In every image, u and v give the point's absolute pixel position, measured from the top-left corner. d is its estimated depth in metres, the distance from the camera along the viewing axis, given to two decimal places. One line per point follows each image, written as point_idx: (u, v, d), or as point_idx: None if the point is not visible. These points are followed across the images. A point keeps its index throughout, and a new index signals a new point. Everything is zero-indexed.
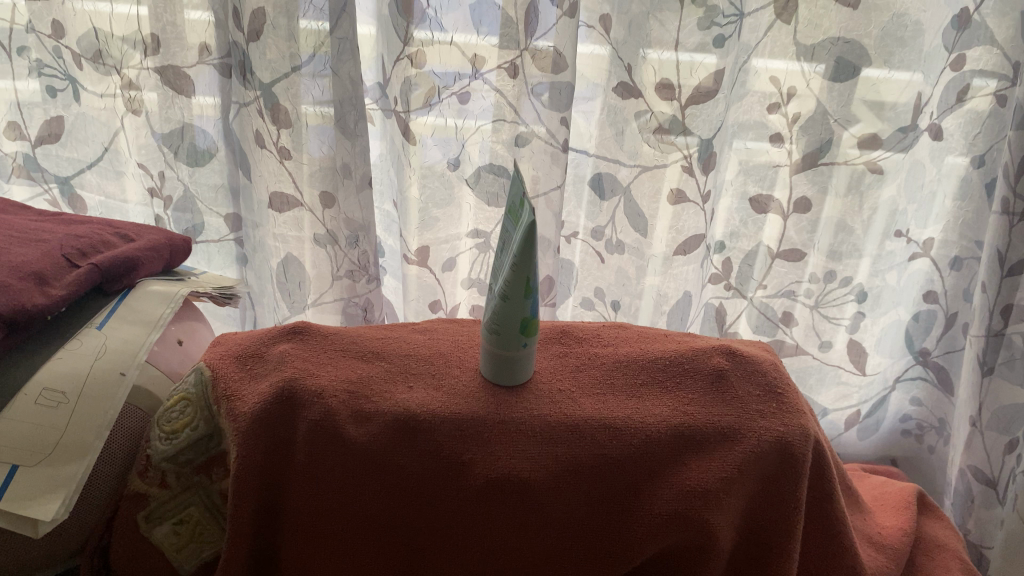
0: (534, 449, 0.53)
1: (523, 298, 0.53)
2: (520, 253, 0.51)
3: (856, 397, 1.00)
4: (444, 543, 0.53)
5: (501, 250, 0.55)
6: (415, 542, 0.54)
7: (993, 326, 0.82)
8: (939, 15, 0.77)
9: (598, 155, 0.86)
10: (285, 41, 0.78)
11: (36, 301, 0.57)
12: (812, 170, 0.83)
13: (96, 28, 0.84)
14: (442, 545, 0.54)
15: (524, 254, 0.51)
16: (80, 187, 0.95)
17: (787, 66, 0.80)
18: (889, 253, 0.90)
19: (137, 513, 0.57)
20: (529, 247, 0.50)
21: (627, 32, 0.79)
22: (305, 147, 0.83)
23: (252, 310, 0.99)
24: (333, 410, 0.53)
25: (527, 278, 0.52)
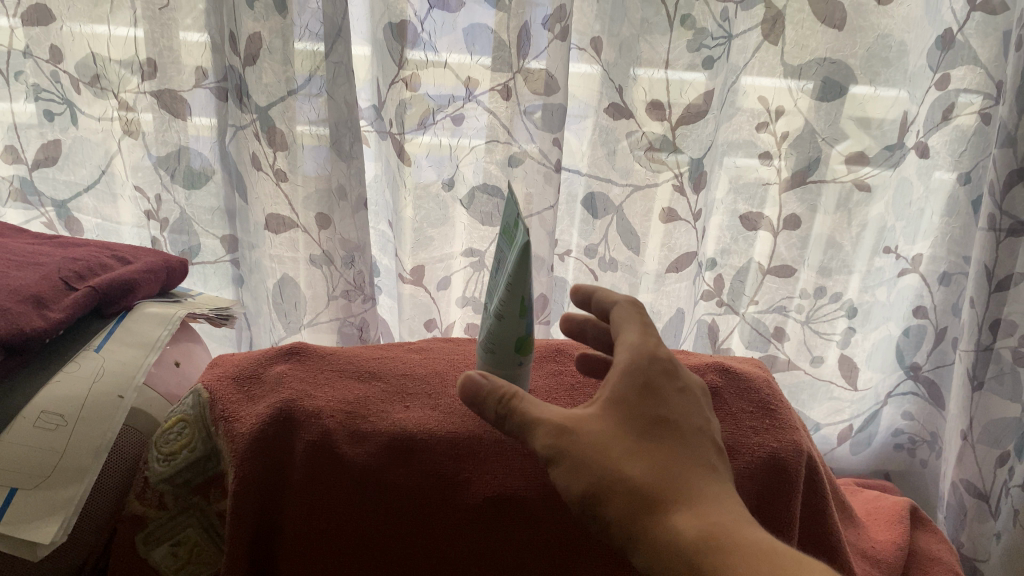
0: (530, 468, 0.53)
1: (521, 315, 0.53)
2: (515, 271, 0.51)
3: (848, 412, 1.00)
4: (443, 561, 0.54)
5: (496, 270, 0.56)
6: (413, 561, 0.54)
7: (982, 341, 0.83)
8: (923, 35, 0.79)
9: (591, 174, 0.87)
10: (280, 64, 0.79)
11: (34, 324, 0.58)
12: (801, 188, 0.85)
13: (94, 53, 0.85)
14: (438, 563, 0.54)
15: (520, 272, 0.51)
16: (77, 210, 0.96)
17: (775, 83, 0.81)
18: (879, 269, 0.91)
19: (135, 535, 0.57)
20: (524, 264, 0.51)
21: (617, 54, 0.80)
22: (300, 168, 0.84)
23: (247, 331, 0.99)
24: (329, 429, 0.54)
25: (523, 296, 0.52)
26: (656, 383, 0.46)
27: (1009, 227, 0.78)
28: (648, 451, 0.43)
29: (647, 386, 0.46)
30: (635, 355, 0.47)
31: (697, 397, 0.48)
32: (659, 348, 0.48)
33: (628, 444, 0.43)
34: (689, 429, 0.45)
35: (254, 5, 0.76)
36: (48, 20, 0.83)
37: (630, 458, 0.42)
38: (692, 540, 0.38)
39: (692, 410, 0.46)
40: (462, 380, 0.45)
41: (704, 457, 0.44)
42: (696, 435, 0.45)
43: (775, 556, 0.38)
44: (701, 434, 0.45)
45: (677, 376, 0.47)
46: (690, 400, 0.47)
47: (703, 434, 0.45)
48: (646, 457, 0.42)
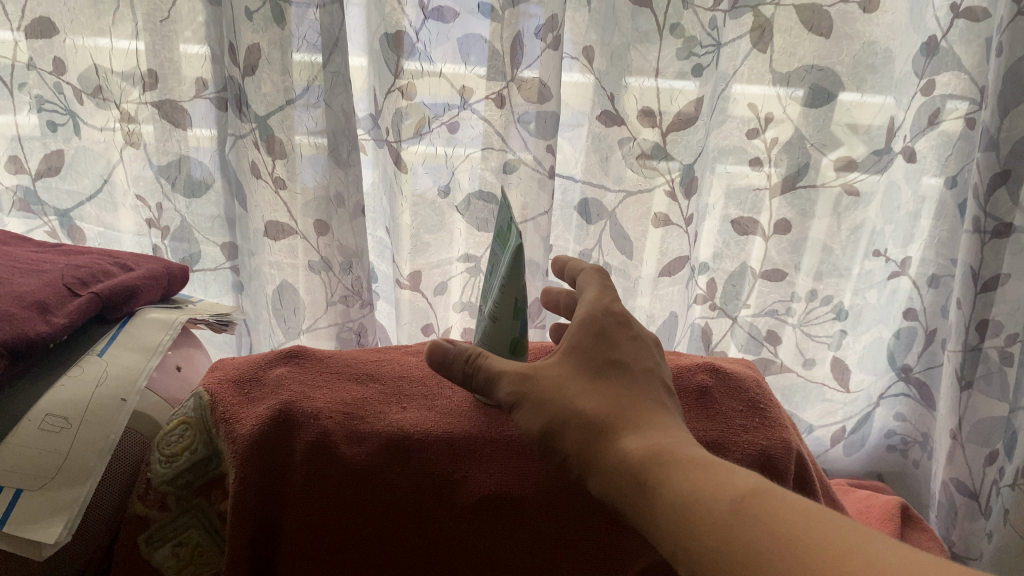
0: (523, 467, 0.54)
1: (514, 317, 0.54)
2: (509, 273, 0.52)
3: (841, 413, 1.02)
4: (439, 559, 0.54)
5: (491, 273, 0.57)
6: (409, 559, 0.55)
7: (970, 341, 0.85)
8: (908, 42, 0.81)
9: (585, 181, 0.88)
10: (279, 74, 0.80)
11: (39, 329, 0.59)
12: (791, 193, 0.86)
13: (96, 65, 0.86)
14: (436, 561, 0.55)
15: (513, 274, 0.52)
16: (80, 219, 0.97)
17: (764, 90, 0.82)
18: (869, 272, 0.93)
19: (137, 536, 0.57)
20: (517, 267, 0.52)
21: (609, 63, 0.81)
22: (299, 176, 0.85)
23: (247, 337, 1.00)
24: (328, 431, 0.55)
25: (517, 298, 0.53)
26: (611, 332, 0.48)
27: (993, 228, 0.79)
28: (604, 387, 0.44)
29: (603, 334, 0.48)
30: (592, 308, 0.50)
31: (654, 352, 0.50)
32: (614, 303, 0.51)
33: (585, 383, 0.45)
34: (644, 373, 0.46)
35: (253, 17, 0.78)
36: (51, 33, 0.85)
37: (585, 394, 0.44)
38: (639, 459, 0.39)
39: (647, 356, 0.48)
40: (426, 346, 0.47)
41: (659, 397, 0.45)
42: (649, 378, 0.46)
43: (720, 467, 0.37)
44: (656, 377, 0.47)
45: (631, 328, 0.50)
46: (644, 350, 0.49)
47: (657, 379, 0.47)
48: (602, 392, 0.44)
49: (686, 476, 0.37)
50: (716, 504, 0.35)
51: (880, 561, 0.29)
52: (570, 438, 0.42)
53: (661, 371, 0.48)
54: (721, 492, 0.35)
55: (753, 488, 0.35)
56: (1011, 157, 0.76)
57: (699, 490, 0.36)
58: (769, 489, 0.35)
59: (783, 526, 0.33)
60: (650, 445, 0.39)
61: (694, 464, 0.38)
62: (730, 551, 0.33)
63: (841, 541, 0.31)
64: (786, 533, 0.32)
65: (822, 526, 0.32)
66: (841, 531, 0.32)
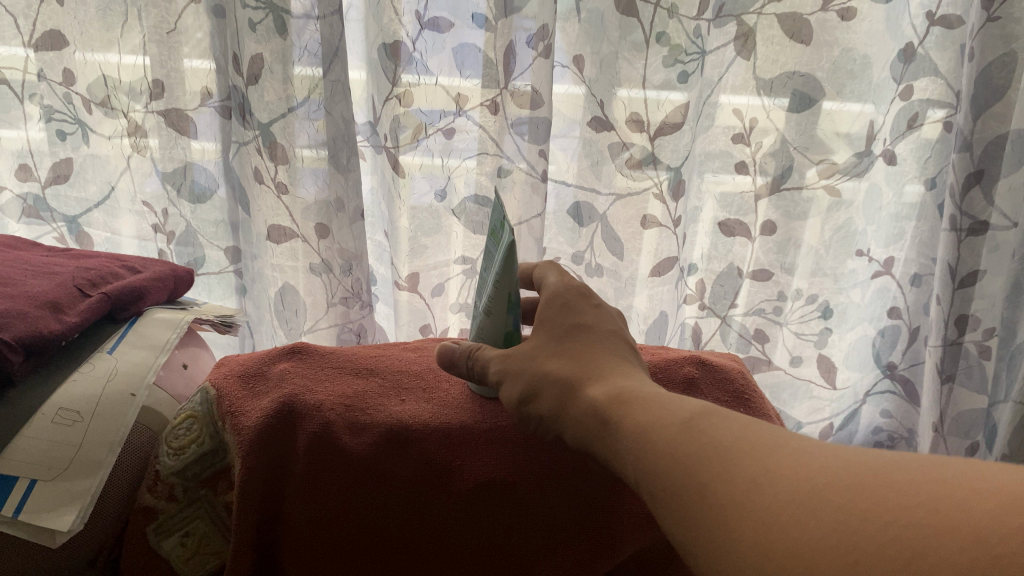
0: (519, 455, 0.54)
1: (508, 309, 0.57)
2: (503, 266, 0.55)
3: (828, 410, 1.06)
4: (436, 552, 0.52)
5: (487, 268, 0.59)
6: (405, 553, 0.52)
7: (949, 335, 0.91)
8: (886, 49, 0.84)
9: (578, 185, 0.91)
10: (280, 83, 0.83)
11: (52, 327, 0.61)
12: (777, 195, 0.90)
13: (105, 76, 0.89)
14: (437, 553, 0.52)
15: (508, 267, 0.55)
16: (88, 225, 1.00)
17: (748, 99, 0.86)
18: (853, 271, 0.97)
19: (146, 526, 0.55)
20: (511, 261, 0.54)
21: (598, 71, 0.84)
22: (299, 183, 0.88)
23: (250, 339, 1.03)
24: (329, 421, 0.54)
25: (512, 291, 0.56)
26: (576, 303, 0.52)
27: (969, 227, 0.85)
28: (570, 348, 0.48)
29: (567, 306, 0.52)
30: (557, 287, 0.54)
31: (618, 318, 0.53)
32: (576, 280, 0.55)
33: (552, 347, 0.48)
34: (607, 333, 0.50)
35: (257, 28, 0.80)
36: (62, 45, 0.88)
37: (553, 357, 0.47)
38: (603, 404, 0.42)
39: (610, 319, 0.52)
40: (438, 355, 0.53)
41: (622, 352, 0.49)
42: (611, 336, 0.50)
43: (672, 401, 0.39)
44: (619, 337, 0.50)
45: (593, 299, 0.53)
46: (607, 314, 0.52)
47: (619, 336, 0.50)
48: (569, 354, 0.47)
49: (642, 412, 0.39)
50: (665, 429, 0.36)
51: (803, 459, 0.31)
52: (546, 397, 0.45)
53: (624, 332, 0.51)
54: (667, 420, 0.37)
55: (695, 414, 0.37)
56: (983, 157, 0.83)
57: (650, 420, 0.38)
58: (713, 412, 0.36)
59: (717, 438, 0.34)
60: (614, 390, 0.42)
61: (650, 401, 0.40)
62: (673, 466, 0.34)
63: (769, 445, 0.32)
64: (720, 444, 0.33)
65: (755, 436, 0.33)
66: (769, 438, 0.33)
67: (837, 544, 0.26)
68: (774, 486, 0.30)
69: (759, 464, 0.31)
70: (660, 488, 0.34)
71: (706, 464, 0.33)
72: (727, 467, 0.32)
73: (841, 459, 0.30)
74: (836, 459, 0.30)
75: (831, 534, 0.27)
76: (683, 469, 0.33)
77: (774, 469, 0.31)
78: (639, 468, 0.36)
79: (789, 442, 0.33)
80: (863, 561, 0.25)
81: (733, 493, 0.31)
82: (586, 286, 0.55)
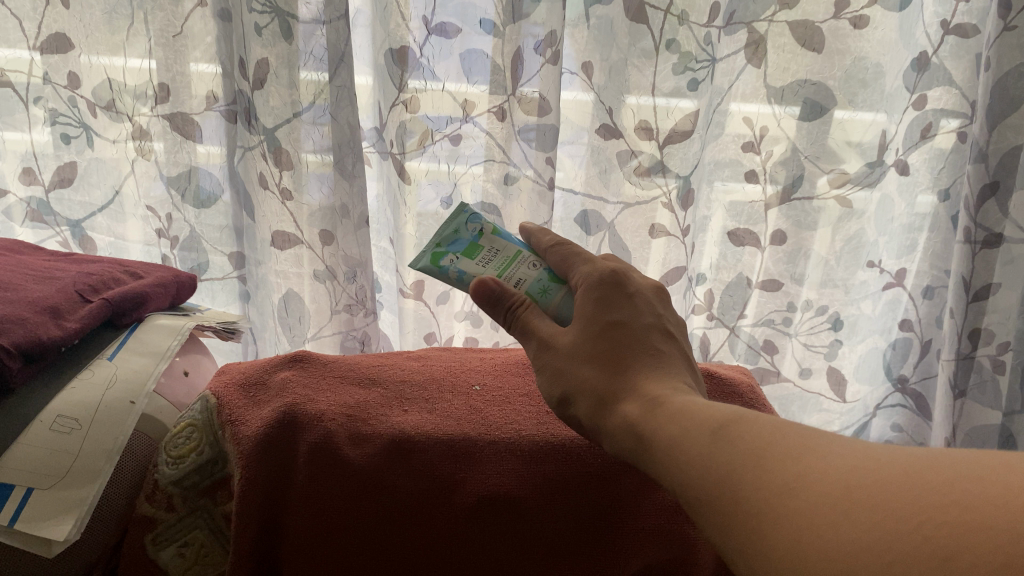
0: (521, 469, 0.53)
1: None
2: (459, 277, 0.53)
3: (838, 423, 1.05)
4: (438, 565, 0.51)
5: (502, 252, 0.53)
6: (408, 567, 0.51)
7: (963, 349, 0.90)
8: (899, 57, 0.83)
9: (586, 194, 0.90)
10: (286, 88, 0.83)
11: (52, 333, 0.59)
12: (787, 205, 0.89)
13: (110, 80, 0.89)
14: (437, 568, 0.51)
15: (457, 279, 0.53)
16: (91, 229, 0.99)
17: (759, 108, 0.86)
18: (864, 282, 0.96)
19: (143, 537, 0.54)
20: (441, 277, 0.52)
21: (607, 78, 0.83)
22: (305, 190, 0.88)
23: (253, 345, 1.03)
24: (331, 432, 0.52)
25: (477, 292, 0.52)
26: (610, 295, 0.46)
27: (983, 239, 0.84)
28: (602, 353, 0.43)
29: (602, 300, 0.46)
30: (592, 265, 0.48)
31: (655, 300, 0.48)
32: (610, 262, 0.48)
33: (585, 351, 0.44)
34: (641, 327, 0.45)
35: (263, 32, 0.80)
36: (66, 49, 0.87)
37: (584, 364, 0.44)
38: (634, 416, 0.39)
39: (646, 307, 0.46)
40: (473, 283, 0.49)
41: (657, 348, 0.44)
42: (649, 331, 0.45)
43: (706, 407, 0.37)
44: (657, 330, 0.45)
45: (627, 284, 0.47)
46: (644, 304, 0.46)
47: (656, 328, 0.45)
48: (604, 359, 0.43)
49: (673, 421, 0.36)
50: (696, 438, 0.34)
51: (838, 456, 0.28)
52: (583, 405, 0.43)
53: (662, 317, 0.47)
54: (699, 426, 0.35)
55: (729, 417, 0.34)
56: (999, 168, 0.81)
57: (683, 428, 0.35)
58: (749, 414, 0.34)
59: (751, 439, 0.32)
60: (648, 402, 0.39)
61: (681, 409, 0.37)
62: (705, 477, 0.32)
63: (805, 445, 0.30)
64: (753, 446, 0.31)
65: (789, 432, 0.31)
66: (808, 436, 0.30)
67: (872, 550, 0.25)
68: (806, 487, 0.28)
69: (794, 467, 0.29)
70: (697, 499, 0.32)
71: (739, 471, 0.30)
72: (760, 471, 0.30)
73: (880, 455, 0.28)
74: (874, 454, 0.28)
75: (863, 537, 0.25)
76: (717, 476, 0.31)
77: (806, 470, 0.28)
78: (675, 478, 0.34)
79: (825, 439, 0.30)
80: (899, 565, 0.24)
81: (769, 500, 0.28)
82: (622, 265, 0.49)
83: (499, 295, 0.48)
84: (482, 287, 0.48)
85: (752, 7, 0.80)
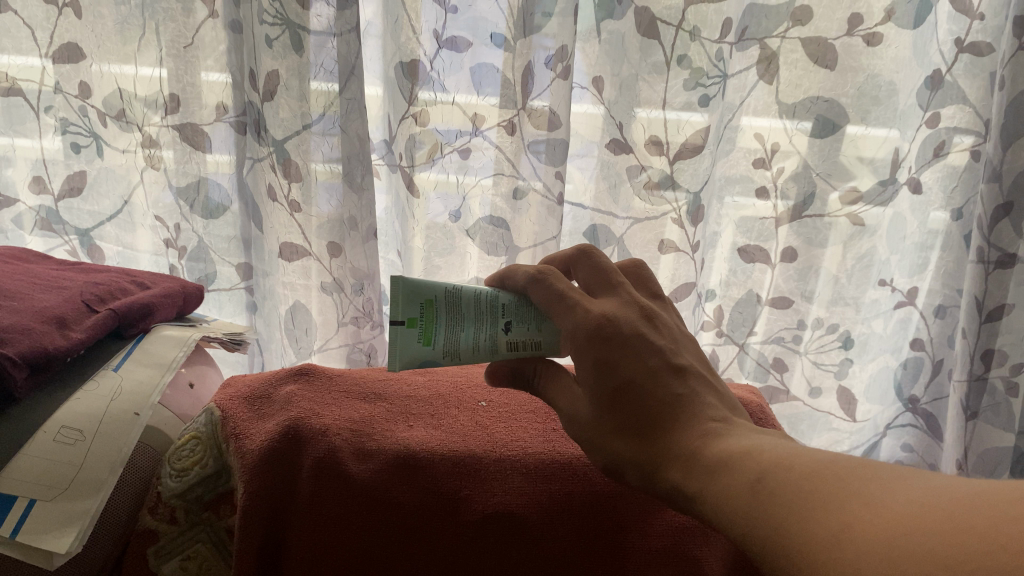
0: (528, 487, 0.52)
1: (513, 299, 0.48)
2: (444, 315, 0.47)
3: (847, 443, 1.04)
4: None
5: (470, 360, 0.48)
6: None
7: (975, 370, 0.89)
8: (913, 75, 0.83)
9: (595, 208, 0.90)
10: (296, 100, 0.83)
11: (57, 343, 0.58)
12: (798, 222, 0.89)
13: (121, 89, 0.89)
14: None
15: (440, 309, 0.47)
16: (100, 238, 0.99)
17: (770, 123, 0.85)
18: (875, 301, 0.96)
19: (146, 549, 0.53)
20: (418, 305, 0.47)
21: (617, 93, 0.83)
22: (315, 202, 0.88)
23: (259, 357, 1.02)
24: (336, 447, 0.52)
25: (467, 296, 0.48)
26: (606, 356, 0.42)
27: (996, 259, 0.83)
28: (625, 420, 0.41)
29: (601, 365, 0.42)
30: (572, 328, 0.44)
31: (649, 329, 0.44)
32: (588, 316, 0.43)
33: (607, 427, 0.41)
34: (649, 376, 0.41)
35: (273, 44, 0.80)
36: (78, 58, 0.88)
37: (613, 437, 0.41)
38: (677, 479, 0.37)
39: (645, 348, 0.42)
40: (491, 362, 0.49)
41: (675, 393, 0.41)
42: (659, 376, 0.41)
43: (743, 449, 0.35)
44: (665, 370, 0.42)
45: (617, 330, 0.43)
46: (647, 347, 0.42)
47: (665, 369, 0.42)
48: (631, 427, 0.40)
49: (713, 477, 0.35)
50: (734, 485, 0.33)
51: (884, 501, 0.27)
52: (632, 477, 0.40)
53: (664, 351, 0.43)
54: (732, 475, 0.34)
55: (763, 464, 0.33)
56: (1012, 188, 0.81)
57: (718, 480, 0.34)
58: (783, 457, 0.33)
59: (791, 487, 0.31)
60: (686, 459, 0.37)
61: (716, 462, 0.35)
62: (751, 524, 0.31)
63: (844, 491, 0.29)
64: (794, 496, 0.30)
65: (825, 475, 0.30)
66: (842, 481, 0.29)
67: None
68: (850, 540, 0.27)
69: (840, 513, 0.28)
70: (747, 548, 0.31)
71: (783, 527, 0.30)
72: (803, 523, 0.29)
73: (926, 497, 0.27)
74: (918, 499, 0.27)
75: None
76: (763, 529, 0.30)
77: (849, 520, 0.27)
78: (721, 525, 0.33)
79: (862, 480, 0.29)
80: None
81: (820, 550, 0.27)
82: (597, 312, 0.44)
83: (512, 370, 0.48)
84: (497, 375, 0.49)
85: (765, 23, 0.80)
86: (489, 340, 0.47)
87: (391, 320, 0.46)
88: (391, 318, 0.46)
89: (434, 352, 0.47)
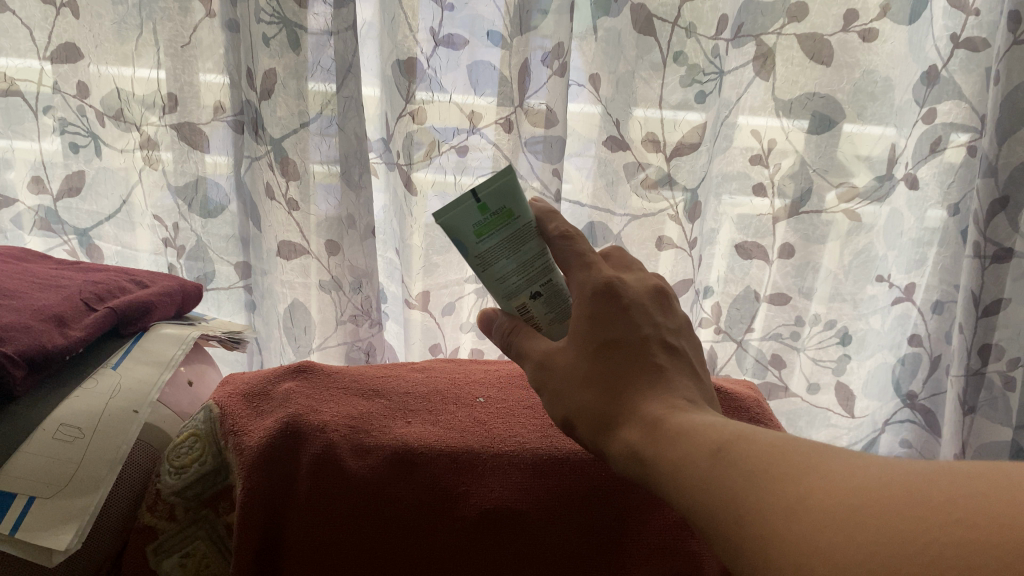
0: (527, 482, 0.52)
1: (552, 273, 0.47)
2: (505, 231, 0.45)
3: (846, 439, 1.04)
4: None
5: (485, 278, 0.46)
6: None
7: (972, 365, 0.89)
8: (909, 72, 0.84)
9: (593, 206, 0.90)
10: (294, 99, 0.83)
11: (55, 341, 0.58)
12: (795, 219, 0.89)
13: (119, 90, 0.90)
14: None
15: (507, 222, 0.45)
16: (99, 238, 0.99)
17: (767, 120, 0.86)
18: (873, 296, 0.95)
19: (146, 546, 0.53)
20: (502, 205, 0.44)
21: (614, 90, 0.83)
22: (312, 201, 0.88)
23: (259, 354, 1.03)
24: (335, 445, 0.52)
25: (534, 240, 0.46)
26: (606, 311, 0.43)
27: (993, 254, 0.84)
28: (603, 373, 0.41)
29: (597, 319, 0.43)
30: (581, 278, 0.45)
31: (657, 311, 0.45)
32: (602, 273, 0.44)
33: (581, 371, 0.42)
34: (641, 345, 0.42)
35: (271, 43, 0.80)
36: (77, 58, 0.88)
37: (584, 387, 0.42)
38: (637, 442, 0.37)
39: (644, 318, 0.43)
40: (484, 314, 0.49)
41: (657, 363, 0.42)
42: (649, 345, 0.42)
43: (711, 424, 0.35)
44: (656, 343, 0.43)
45: (622, 296, 0.44)
46: (642, 317, 0.43)
47: (655, 340, 0.43)
48: (604, 380, 0.41)
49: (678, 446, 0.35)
50: (697, 453, 0.33)
51: (842, 474, 0.28)
52: (583, 428, 0.42)
53: (660, 328, 0.44)
54: (696, 444, 0.34)
55: (732, 434, 0.33)
56: (1008, 183, 0.81)
57: (683, 448, 0.34)
58: (748, 432, 0.33)
59: (751, 460, 0.31)
60: (649, 424, 0.38)
61: (684, 429, 0.36)
62: (711, 484, 0.31)
63: (806, 462, 0.29)
64: (754, 467, 0.30)
65: (790, 449, 0.31)
66: (805, 454, 0.30)
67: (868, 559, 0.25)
68: (809, 506, 0.27)
69: (795, 484, 0.28)
70: (699, 512, 0.32)
71: (742, 493, 0.30)
72: (760, 491, 0.29)
73: (882, 468, 0.28)
74: (878, 470, 0.28)
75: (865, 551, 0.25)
76: (725, 495, 0.30)
77: (810, 489, 0.28)
78: (680, 493, 0.33)
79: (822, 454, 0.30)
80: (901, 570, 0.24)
81: (771, 516, 0.28)
82: (609, 274, 0.45)
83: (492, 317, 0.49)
84: (484, 316, 0.49)
85: (761, 20, 0.80)
86: (516, 283, 0.46)
87: (476, 189, 0.43)
88: (479, 189, 0.43)
89: (468, 244, 0.44)
